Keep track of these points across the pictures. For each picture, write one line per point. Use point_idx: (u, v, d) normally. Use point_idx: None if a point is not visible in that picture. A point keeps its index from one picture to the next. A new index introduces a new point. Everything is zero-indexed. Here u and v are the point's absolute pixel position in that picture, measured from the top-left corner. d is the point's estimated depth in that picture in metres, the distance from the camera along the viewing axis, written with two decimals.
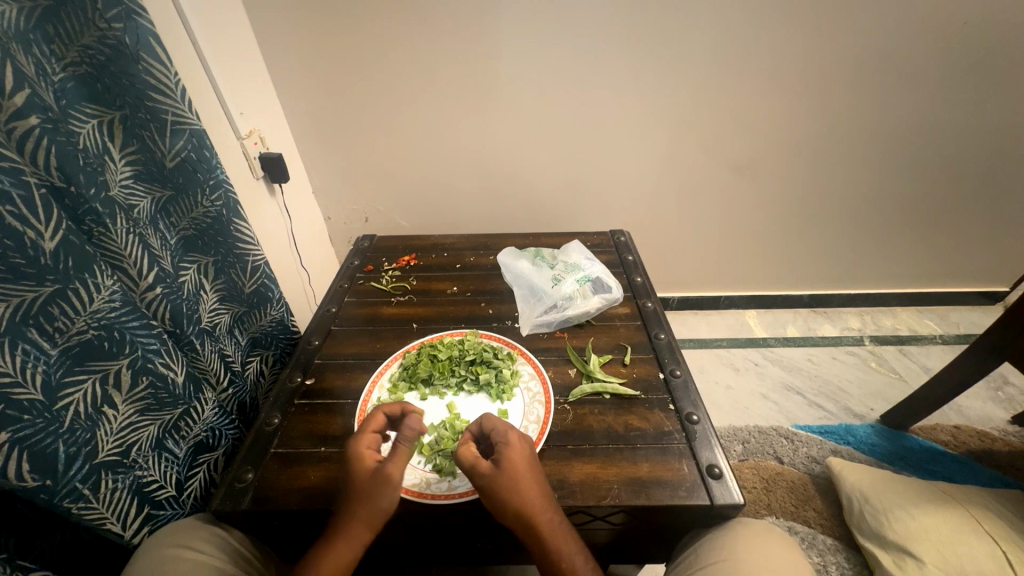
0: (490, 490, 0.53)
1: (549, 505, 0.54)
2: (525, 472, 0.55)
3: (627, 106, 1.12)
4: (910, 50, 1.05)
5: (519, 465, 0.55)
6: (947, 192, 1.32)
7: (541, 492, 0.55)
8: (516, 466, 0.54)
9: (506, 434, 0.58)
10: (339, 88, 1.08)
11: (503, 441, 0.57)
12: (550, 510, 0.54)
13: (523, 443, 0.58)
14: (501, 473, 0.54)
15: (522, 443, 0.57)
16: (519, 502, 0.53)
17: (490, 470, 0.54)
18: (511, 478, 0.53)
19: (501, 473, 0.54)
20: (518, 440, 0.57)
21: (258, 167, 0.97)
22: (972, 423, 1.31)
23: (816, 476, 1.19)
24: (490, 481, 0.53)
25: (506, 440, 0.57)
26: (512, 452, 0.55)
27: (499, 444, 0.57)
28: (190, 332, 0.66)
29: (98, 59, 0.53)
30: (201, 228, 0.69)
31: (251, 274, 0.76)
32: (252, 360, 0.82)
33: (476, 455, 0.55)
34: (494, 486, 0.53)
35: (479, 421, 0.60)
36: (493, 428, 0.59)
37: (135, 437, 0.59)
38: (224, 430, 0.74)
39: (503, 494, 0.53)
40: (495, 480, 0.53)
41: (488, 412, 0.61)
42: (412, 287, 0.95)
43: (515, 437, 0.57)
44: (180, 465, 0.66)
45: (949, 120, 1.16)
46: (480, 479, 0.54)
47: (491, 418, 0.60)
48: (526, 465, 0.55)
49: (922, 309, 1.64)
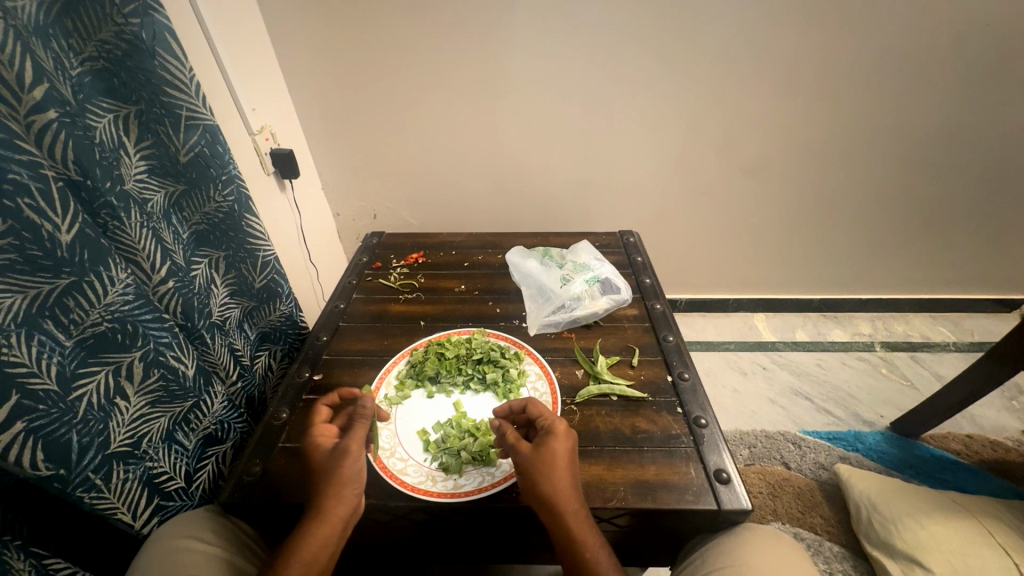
0: (524, 469, 0.55)
1: (577, 498, 0.54)
2: (564, 460, 0.55)
3: (638, 106, 1.11)
4: (929, 52, 1.03)
5: (557, 452, 0.55)
6: (964, 197, 1.29)
7: (573, 481, 0.55)
8: (554, 453, 0.55)
9: (552, 421, 0.59)
10: (350, 86, 1.08)
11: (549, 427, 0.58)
12: (576, 502, 0.53)
13: (569, 434, 0.58)
14: (536, 456, 0.55)
15: (567, 434, 0.57)
16: (551, 486, 0.53)
17: (528, 452, 0.56)
18: (546, 462, 0.54)
19: (536, 456, 0.55)
20: (563, 430, 0.58)
21: (269, 163, 0.97)
22: (985, 432, 1.29)
23: (824, 482, 1.18)
24: (525, 461, 0.55)
25: (550, 427, 0.58)
26: (553, 439, 0.56)
27: (545, 430, 0.58)
28: (201, 326, 0.67)
29: (115, 54, 0.53)
30: (213, 223, 0.69)
31: (262, 269, 0.77)
32: (260, 354, 0.83)
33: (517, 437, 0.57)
34: (527, 467, 0.55)
35: (527, 406, 0.62)
36: (539, 415, 0.60)
37: (145, 428, 0.60)
38: (232, 423, 0.74)
39: (533, 476, 0.54)
40: (529, 461, 0.55)
41: (536, 399, 0.63)
42: (420, 285, 0.95)
43: (562, 428, 0.58)
44: (189, 457, 0.67)
45: (967, 124, 1.14)
46: (516, 457, 0.56)
47: (539, 406, 0.61)
48: (565, 454, 0.56)
49: (935, 315, 1.61)
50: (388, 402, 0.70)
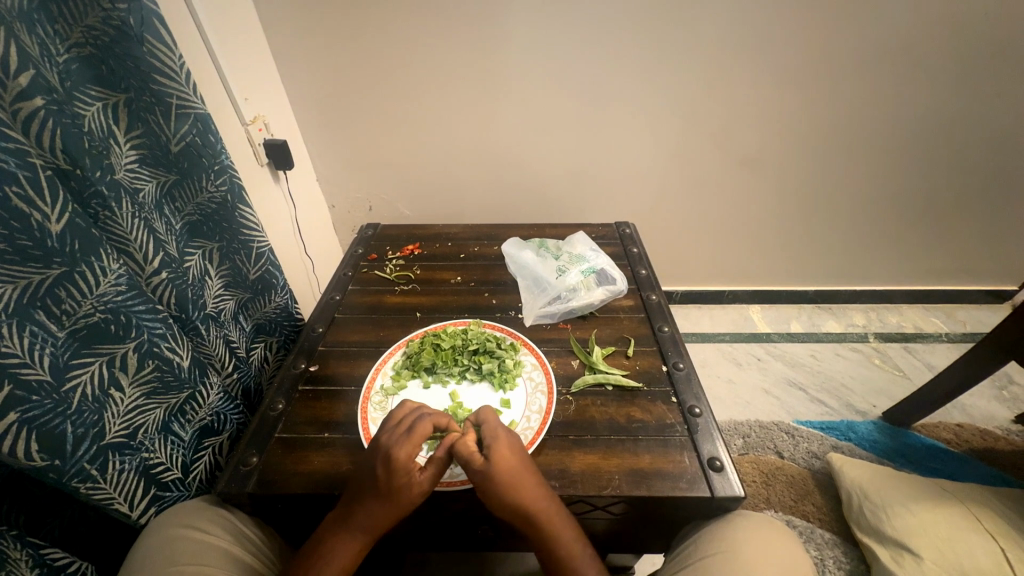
0: (485, 484, 0.54)
1: (547, 494, 0.55)
2: (521, 464, 0.56)
3: (634, 97, 1.10)
4: (927, 44, 1.02)
5: (510, 459, 0.55)
6: (959, 191, 1.30)
7: (535, 480, 0.56)
8: (507, 462, 0.54)
9: (495, 429, 0.58)
10: (344, 76, 1.07)
11: (492, 441, 0.56)
12: (548, 499, 0.55)
13: (514, 438, 0.58)
14: (492, 470, 0.54)
15: (512, 439, 0.57)
16: (517, 494, 0.53)
17: (483, 465, 0.54)
18: (504, 472, 0.54)
19: (493, 467, 0.54)
20: (507, 435, 0.57)
21: (262, 154, 0.97)
22: (976, 421, 1.32)
23: (816, 471, 1.20)
24: (483, 477, 0.54)
25: (495, 436, 0.57)
26: (503, 444, 0.56)
27: (487, 440, 0.56)
28: (195, 317, 0.67)
29: (103, 41, 0.52)
30: (206, 214, 0.68)
31: (256, 260, 0.77)
32: (257, 346, 0.83)
33: (471, 451, 0.55)
34: (486, 481, 0.54)
35: (473, 416, 0.60)
36: (485, 422, 0.59)
37: (141, 419, 0.60)
38: (229, 414, 0.74)
39: (496, 489, 0.53)
40: (487, 476, 0.53)
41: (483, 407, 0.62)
42: (416, 276, 0.95)
43: (503, 434, 0.57)
44: (186, 448, 0.67)
45: (964, 116, 1.14)
46: (473, 474, 0.54)
47: (485, 414, 0.60)
48: (517, 456, 0.56)
49: (929, 306, 1.63)
50: (384, 393, 0.70)
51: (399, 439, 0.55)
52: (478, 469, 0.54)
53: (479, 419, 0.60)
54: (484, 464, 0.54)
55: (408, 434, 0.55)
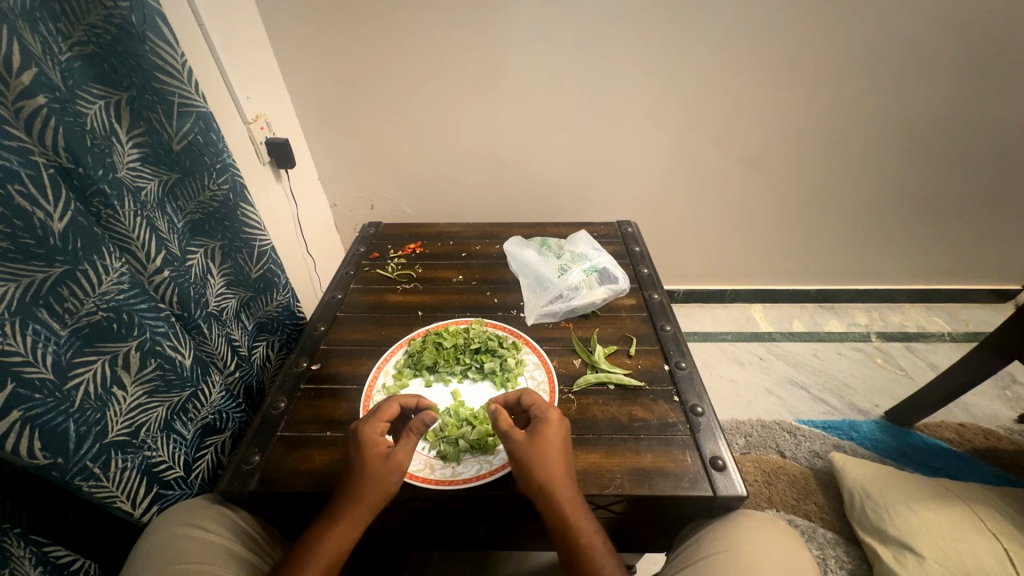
0: (519, 458, 0.55)
1: (573, 484, 0.55)
2: (558, 448, 0.56)
3: (636, 95, 1.10)
4: (930, 43, 1.02)
5: (550, 440, 0.56)
6: (963, 190, 1.30)
7: (567, 467, 0.56)
8: (546, 441, 0.56)
9: (546, 410, 0.59)
10: (345, 75, 1.07)
11: (538, 420, 0.58)
12: (573, 489, 0.55)
13: (562, 423, 0.58)
14: (531, 444, 0.55)
15: (560, 423, 0.58)
16: (546, 474, 0.54)
17: (522, 440, 0.55)
18: (540, 450, 0.55)
19: (532, 442, 0.55)
20: (556, 419, 0.58)
21: (264, 153, 0.97)
22: (978, 421, 1.31)
23: (818, 470, 1.20)
24: (519, 450, 0.55)
25: (544, 416, 0.58)
26: (546, 424, 0.57)
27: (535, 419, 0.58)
28: (197, 315, 0.67)
29: (105, 39, 0.52)
30: (208, 212, 0.68)
31: (258, 259, 0.77)
32: (258, 345, 0.83)
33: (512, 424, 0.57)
34: (522, 455, 0.55)
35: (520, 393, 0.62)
36: (533, 403, 0.60)
37: (143, 418, 0.60)
38: (231, 413, 0.75)
39: (529, 465, 0.54)
40: (525, 449, 0.55)
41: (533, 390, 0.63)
42: (417, 275, 0.95)
43: (552, 414, 0.58)
44: (188, 446, 0.67)
45: (968, 114, 1.13)
46: (511, 445, 0.56)
47: (532, 394, 0.61)
48: (558, 439, 0.56)
49: (932, 305, 1.63)
50: (385, 391, 0.70)
51: (368, 418, 0.59)
52: (518, 441, 0.55)
53: (528, 398, 0.61)
54: (523, 438, 0.56)
55: (375, 412, 0.59)
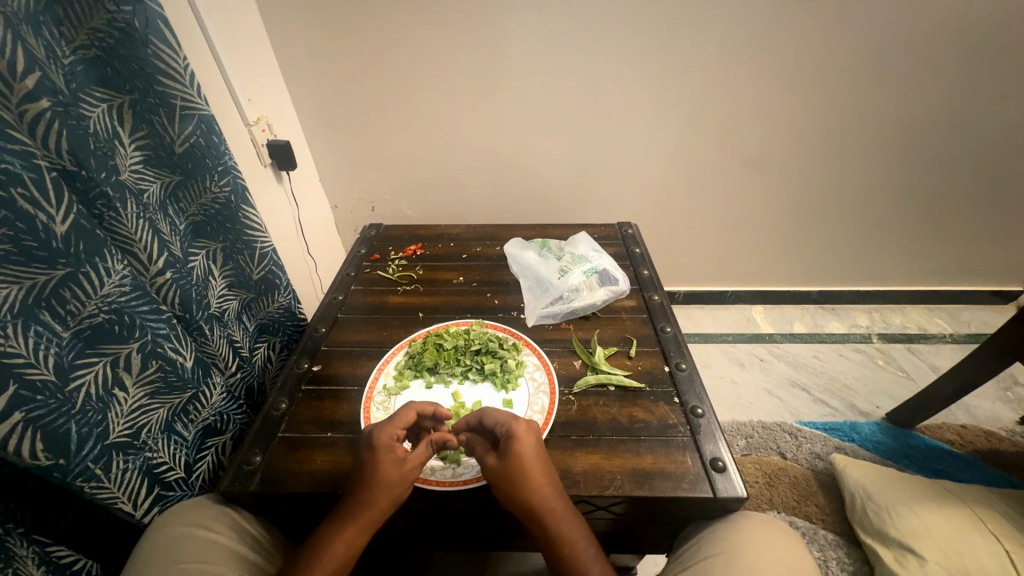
0: (496, 481, 0.55)
1: (558, 495, 0.55)
2: (534, 465, 0.55)
3: (636, 97, 1.10)
4: (930, 45, 1.02)
5: (524, 459, 0.55)
6: (963, 191, 1.30)
7: (547, 481, 0.55)
8: (520, 460, 0.55)
9: (514, 425, 0.58)
10: (347, 77, 1.07)
11: (508, 438, 0.56)
12: (558, 500, 0.55)
13: (533, 436, 0.57)
14: (504, 467, 0.55)
15: (530, 437, 0.57)
16: (526, 493, 0.54)
17: (496, 463, 0.55)
18: (515, 471, 0.54)
19: (504, 466, 0.55)
20: (526, 433, 0.57)
21: (265, 155, 0.97)
22: (980, 423, 1.31)
23: (819, 472, 1.20)
24: (494, 474, 0.55)
25: (513, 433, 0.57)
26: (516, 442, 0.56)
27: (504, 437, 0.57)
28: (199, 317, 0.67)
29: (108, 43, 0.52)
30: (210, 215, 0.69)
31: (259, 261, 0.77)
32: (259, 346, 0.83)
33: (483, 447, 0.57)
34: (499, 478, 0.55)
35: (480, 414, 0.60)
36: (497, 420, 0.59)
37: (144, 419, 0.60)
38: (232, 414, 0.75)
39: (508, 486, 0.54)
40: (500, 472, 0.55)
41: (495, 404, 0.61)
42: (418, 277, 0.95)
43: (521, 429, 0.57)
44: (189, 448, 0.67)
45: (968, 116, 1.14)
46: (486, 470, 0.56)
47: (493, 412, 0.60)
48: (532, 455, 0.56)
49: (933, 307, 1.62)
50: (386, 392, 0.70)
51: (384, 423, 0.58)
52: (491, 466, 0.55)
53: (489, 415, 0.60)
54: (495, 462, 0.55)
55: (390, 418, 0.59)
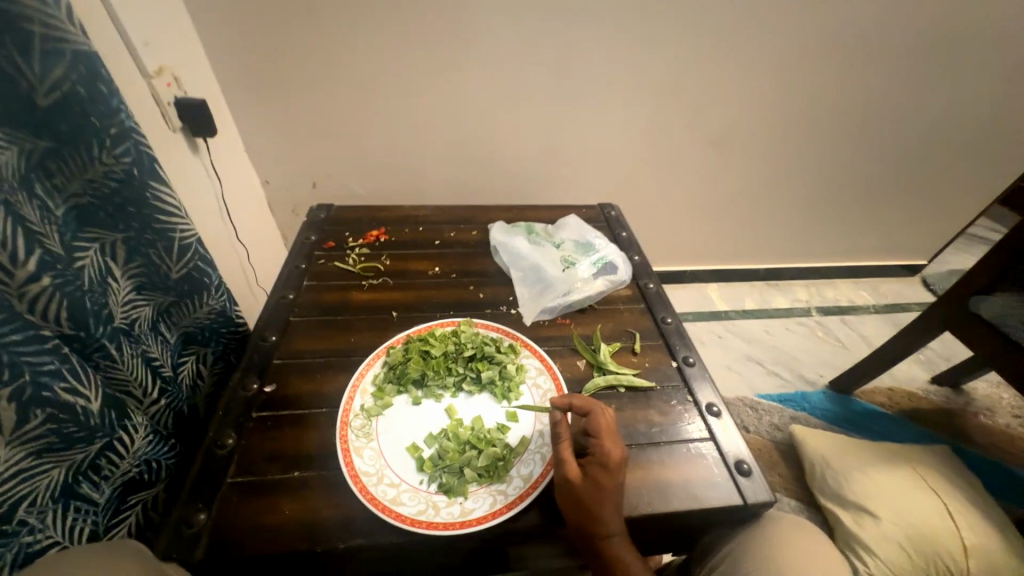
0: (566, 494, 0.49)
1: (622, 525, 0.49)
2: (614, 491, 0.49)
3: (615, 67, 1.03)
4: (887, 29, 1.06)
5: (606, 481, 0.49)
6: (895, 173, 1.40)
7: (620, 509, 0.49)
8: (603, 481, 0.49)
9: (608, 444, 0.51)
10: (278, 20, 0.87)
11: (599, 455, 0.50)
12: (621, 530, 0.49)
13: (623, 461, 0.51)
14: (582, 483, 0.49)
15: (620, 461, 0.50)
16: (594, 516, 0.48)
17: (574, 477, 0.49)
18: (592, 491, 0.48)
19: (584, 480, 0.49)
20: (617, 455, 0.50)
21: (173, 116, 0.76)
22: (903, 384, 1.47)
23: (779, 442, 1.28)
24: (566, 486, 0.49)
25: (604, 452, 0.50)
26: (606, 461, 0.50)
27: (596, 452, 0.51)
28: (99, 334, 0.50)
29: None
30: (101, 195, 0.50)
31: (180, 255, 0.60)
32: (185, 360, 0.66)
33: (566, 455, 0.51)
34: (572, 492, 0.49)
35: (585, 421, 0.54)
36: (595, 430, 0.53)
37: (24, 490, 0.44)
38: (163, 460, 0.60)
39: (578, 503, 0.48)
40: (574, 488, 0.49)
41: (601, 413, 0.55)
42: (385, 268, 0.81)
43: (615, 450, 0.51)
44: (99, 515, 0.52)
45: (909, 101, 1.21)
46: (559, 477, 0.50)
47: (594, 421, 0.53)
48: (617, 479, 0.49)
49: (859, 280, 1.78)
50: (366, 415, 0.58)
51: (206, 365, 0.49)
52: (567, 478, 0.49)
53: (591, 423, 0.53)
54: (576, 475, 0.49)
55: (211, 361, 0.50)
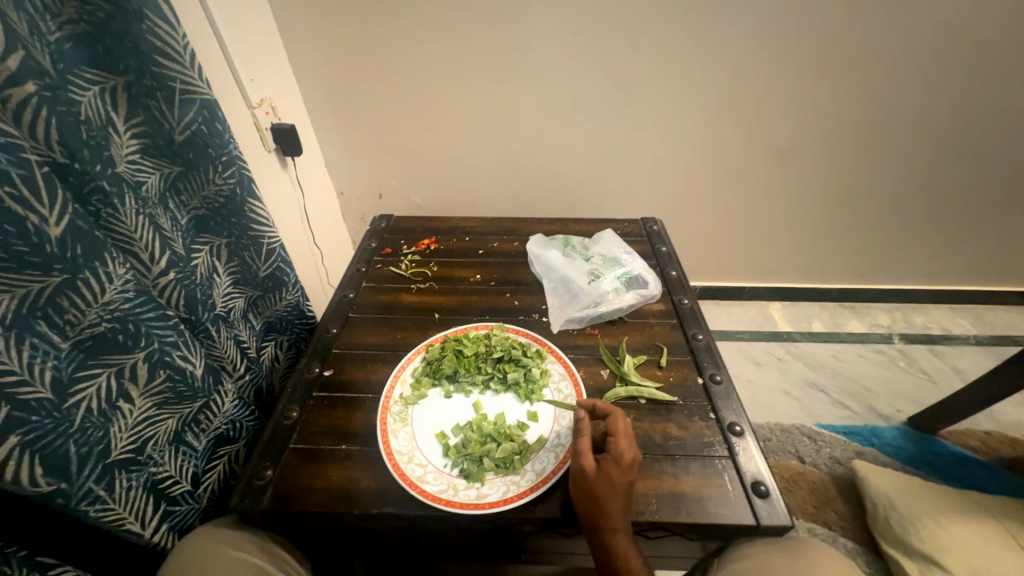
0: (579, 483, 0.53)
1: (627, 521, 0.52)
2: (623, 489, 0.52)
3: (661, 83, 1.04)
4: (978, 31, 0.96)
5: (617, 479, 0.52)
6: (1000, 188, 1.24)
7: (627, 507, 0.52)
8: (615, 479, 0.52)
9: (624, 446, 0.54)
10: (356, 56, 1.01)
11: (614, 454, 0.54)
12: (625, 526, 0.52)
13: (636, 463, 0.54)
14: (595, 476, 0.52)
15: (634, 462, 0.54)
16: (601, 508, 0.51)
17: (589, 469, 0.53)
18: (603, 486, 0.52)
19: (597, 474, 0.53)
20: (631, 458, 0.54)
21: (270, 139, 0.91)
22: (1005, 429, 1.27)
23: (839, 477, 1.17)
24: (580, 476, 0.53)
25: (620, 452, 0.54)
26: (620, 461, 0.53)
27: (612, 450, 0.54)
28: (205, 319, 0.63)
29: (97, 17, 0.46)
30: (214, 208, 0.64)
31: (267, 257, 0.72)
32: (267, 345, 0.79)
33: (585, 449, 0.55)
34: (585, 483, 0.52)
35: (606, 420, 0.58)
36: (613, 431, 0.56)
37: (151, 431, 0.58)
38: (244, 421, 0.73)
39: (589, 493, 0.52)
40: (588, 479, 0.52)
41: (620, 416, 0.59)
42: (433, 274, 0.90)
43: (631, 452, 0.54)
44: (199, 458, 0.65)
45: (1015, 106, 1.07)
46: (575, 467, 0.54)
47: (614, 423, 0.57)
48: (629, 479, 0.53)
49: (958, 306, 1.56)
50: (403, 402, 0.66)
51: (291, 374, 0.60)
52: (583, 469, 0.53)
53: (611, 423, 0.57)
54: (590, 467, 0.53)
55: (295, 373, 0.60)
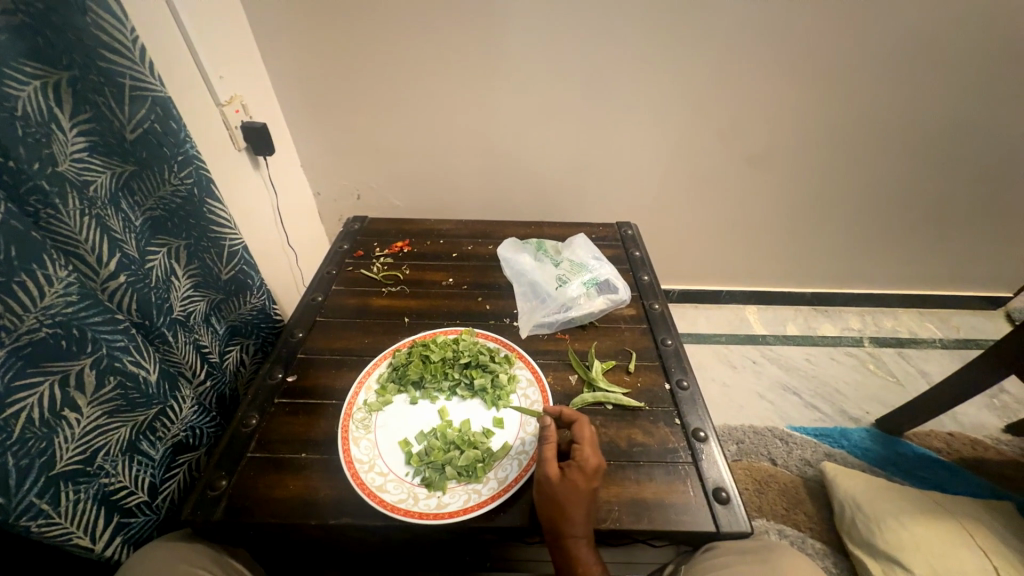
0: (543, 490, 0.52)
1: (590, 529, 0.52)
2: (587, 496, 0.52)
3: (639, 89, 1.04)
4: (942, 44, 0.99)
5: (581, 485, 0.52)
6: (963, 196, 1.27)
7: (591, 514, 0.52)
8: (578, 485, 0.52)
9: (588, 452, 0.54)
10: (330, 54, 0.99)
11: (579, 460, 0.54)
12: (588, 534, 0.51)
13: (600, 469, 0.54)
14: (559, 482, 0.52)
15: (597, 468, 0.54)
16: (565, 515, 0.51)
17: (553, 475, 0.52)
18: (566, 492, 0.51)
19: (561, 480, 0.52)
20: (595, 463, 0.54)
21: (240, 138, 0.89)
22: (967, 430, 1.31)
23: (809, 478, 1.19)
24: (545, 483, 0.53)
25: (585, 458, 0.54)
26: (584, 467, 0.53)
27: (576, 456, 0.54)
28: (160, 324, 0.61)
29: (36, 7, 0.44)
30: (170, 209, 0.62)
31: (229, 259, 0.70)
32: (231, 350, 0.77)
33: (550, 455, 0.54)
34: (549, 489, 0.52)
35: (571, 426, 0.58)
36: (578, 437, 0.56)
37: (101, 441, 0.55)
38: (205, 428, 0.71)
39: (552, 501, 0.51)
40: (552, 485, 0.52)
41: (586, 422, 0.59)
42: (405, 277, 0.89)
43: (595, 458, 0.54)
44: (156, 468, 0.63)
45: (976, 118, 1.11)
46: (540, 474, 0.54)
47: (579, 429, 0.57)
48: (592, 486, 0.52)
49: (926, 311, 1.61)
50: (367, 408, 0.64)
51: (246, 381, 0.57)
52: (547, 476, 0.53)
53: (576, 429, 0.57)
54: (554, 474, 0.53)
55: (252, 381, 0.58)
